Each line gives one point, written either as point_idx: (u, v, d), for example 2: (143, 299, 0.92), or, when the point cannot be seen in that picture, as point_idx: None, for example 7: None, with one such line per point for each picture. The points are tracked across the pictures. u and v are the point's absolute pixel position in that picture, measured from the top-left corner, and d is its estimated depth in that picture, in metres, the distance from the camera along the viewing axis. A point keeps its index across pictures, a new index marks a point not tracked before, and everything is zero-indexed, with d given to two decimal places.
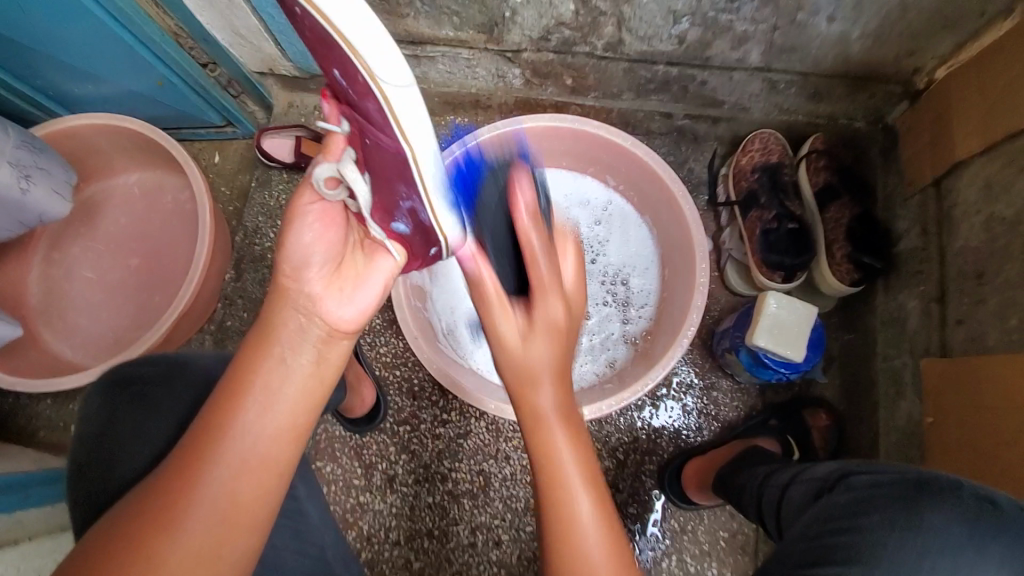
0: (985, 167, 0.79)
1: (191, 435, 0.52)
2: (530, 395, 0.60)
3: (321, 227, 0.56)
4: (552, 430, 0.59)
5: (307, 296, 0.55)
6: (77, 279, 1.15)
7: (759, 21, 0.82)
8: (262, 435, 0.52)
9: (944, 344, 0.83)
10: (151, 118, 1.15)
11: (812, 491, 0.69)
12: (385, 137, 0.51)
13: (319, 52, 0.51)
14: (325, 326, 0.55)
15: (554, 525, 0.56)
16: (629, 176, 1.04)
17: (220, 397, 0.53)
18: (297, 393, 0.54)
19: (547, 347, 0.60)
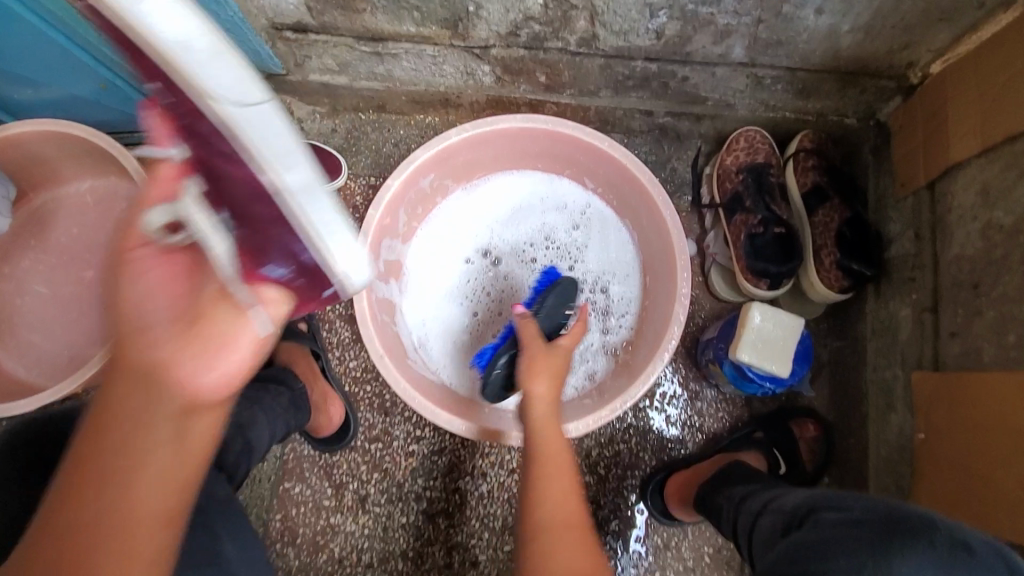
0: (982, 171, 0.74)
1: (39, 531, 0.45)
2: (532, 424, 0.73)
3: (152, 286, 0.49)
4: (542, 434, 0.72)
5: (145, 358, 0.47)
6: (28, 294, 1.09)
7: (741, 14, 0.76)
8: (135, 523, 0.46)
9: (938, 357, 0.79)
10: (101, 123, 1.08)
11: (780, 525, 0.64)
12: (227, 167, 0.43)
13: (133, 57, 0.44)
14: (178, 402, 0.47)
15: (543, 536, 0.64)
16: (607, 178, 0.98)
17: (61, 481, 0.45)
18: (161, 468, 0.47)
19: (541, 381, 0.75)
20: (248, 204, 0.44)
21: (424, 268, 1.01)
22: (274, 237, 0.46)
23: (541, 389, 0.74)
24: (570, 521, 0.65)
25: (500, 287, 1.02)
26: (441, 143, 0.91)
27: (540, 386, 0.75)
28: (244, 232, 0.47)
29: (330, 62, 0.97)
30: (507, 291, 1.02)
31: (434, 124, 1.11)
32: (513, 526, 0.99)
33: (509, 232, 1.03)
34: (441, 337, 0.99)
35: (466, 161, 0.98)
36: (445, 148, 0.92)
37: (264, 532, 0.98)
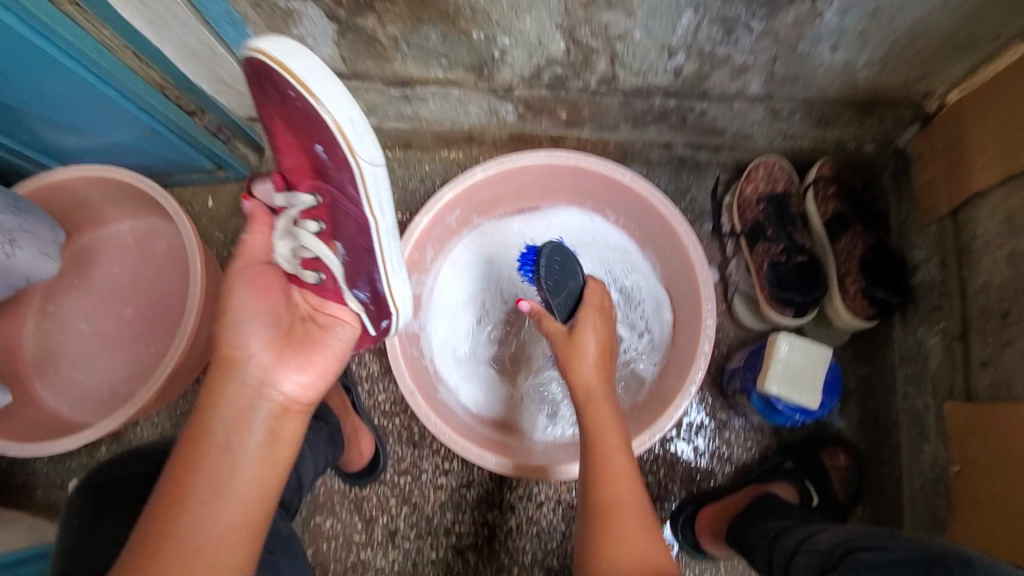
0: (1006, 199, 0.74)
1: (143, 531, 0.55)
2: (592, 408, 0.76)
3: (256, 317, 0.64)
4: (608, 428, 0.75)
5: (258, 375, 0.62)
6: (71, 331, 1.14)
7: (758, 53, 0.79)
8: (218, 526, 0.57)
9: (969, 386, 0.78)
10: (141, 166, 1.13)
11: (815, 563, 0.62)
12: (349, 206, 0.66)
13: (301, 131, 0.64)
14: (280, 400, 0.63)
15: (599, 516, 0.70)
16: (629, 211, 1.00)
17: (178, 459, 0.58)
18: (242, 488, 0.59)
19: (593, 369, 0.78)
20: (357, 234, 0.68)
21: (451, 299, 1.03)
22: (364, 265, 0.69)
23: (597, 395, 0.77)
24: (620, 501, 0.71)
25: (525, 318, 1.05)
26: (467, 181, 0.94)
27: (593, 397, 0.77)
28: (347, 260, 0.68)
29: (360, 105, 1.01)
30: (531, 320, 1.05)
31: (458, 160, 1.15)
32: (542, 560, 0.99)
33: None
34: (468, 364, 1.03)
35: (490, 196, 1.01)
36: (471, 185, 0.95)
37: None
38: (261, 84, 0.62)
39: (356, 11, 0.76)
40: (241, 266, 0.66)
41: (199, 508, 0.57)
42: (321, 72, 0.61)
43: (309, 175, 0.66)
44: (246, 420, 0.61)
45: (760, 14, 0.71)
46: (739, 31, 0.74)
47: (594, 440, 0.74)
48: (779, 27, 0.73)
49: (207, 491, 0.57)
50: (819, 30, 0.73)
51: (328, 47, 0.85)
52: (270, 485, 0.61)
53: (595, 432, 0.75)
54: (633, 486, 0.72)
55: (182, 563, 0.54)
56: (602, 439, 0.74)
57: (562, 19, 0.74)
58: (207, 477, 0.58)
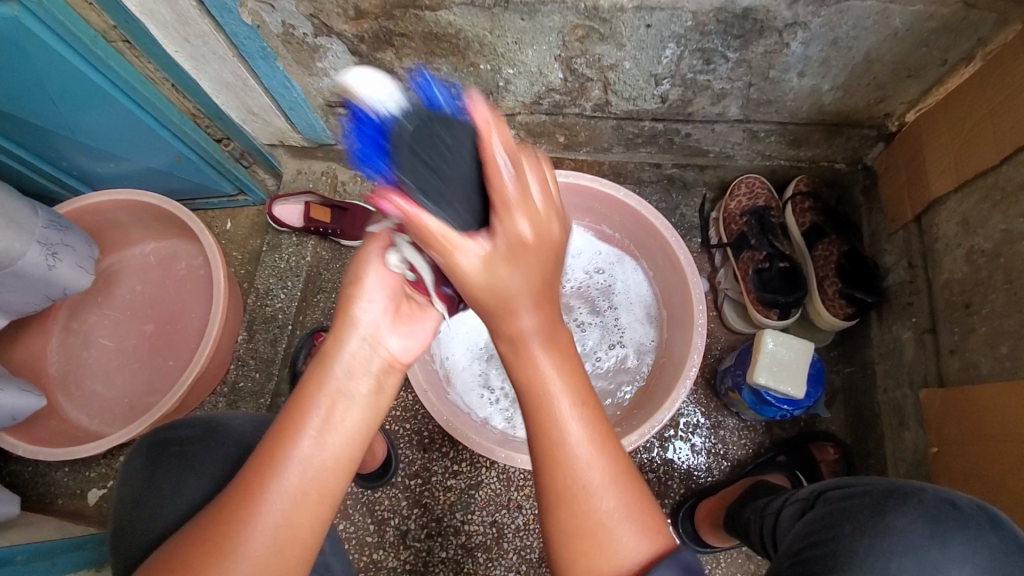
0: (962, 204, 0.83)
1: (250, 469, 0.56)
2: (524, 361, 0.57)
3: (380, 282, 0.61)
4: (552, 419, 0.56)
5: (373, 326, 0.60)
6: (94, 346, 1.19)
7: (734, 79, 0.88)
8: (318, 469, 0.56)
9: (941, 374, 0.85)
10: (167, 191, 1.21)
11: (797, 512, 0.70)
12: None
13: (364, 130, 0.58)
14: (392, 353, 0.61)
15: (565, 504, 0.55)
16: (624, 226, 1.08)
17: (297, 393, 0.58)
18: (355, 427, 0.58)
19: (533, 311, 0.56)
20: None
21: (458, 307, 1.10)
22: (441, 255, 0.60)
23: (518, 302, 0.54)
24: (588, 499, 0.55)
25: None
26: None
27: (521, 301, 0.54)
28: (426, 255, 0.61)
29: None
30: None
31: None
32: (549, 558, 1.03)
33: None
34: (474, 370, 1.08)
35: None
36: None
37: None
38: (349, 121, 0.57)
39: (376, 45, 0.85)
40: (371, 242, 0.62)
41: (309, 442, 0.56)
42: (388, 88, 0.52)
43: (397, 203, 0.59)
44: (362, 366, 0.59)
45: (733, 45, 0.81)
46: (717, 60, 0.84)
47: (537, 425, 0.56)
48: (752, 56, 0.83)
49: (320, 428, 0.56)
50: (786, 58, 0.83)
51: None
52: (377, 431, 0.60)
53: (530, 388, 0.57)
54: (610, 491, 0.55)
55: (294, 491, 0.55)
56: (546, 432, 0.56)
57: (560, 50, 0.84)
58: (321, 414, 0.57)
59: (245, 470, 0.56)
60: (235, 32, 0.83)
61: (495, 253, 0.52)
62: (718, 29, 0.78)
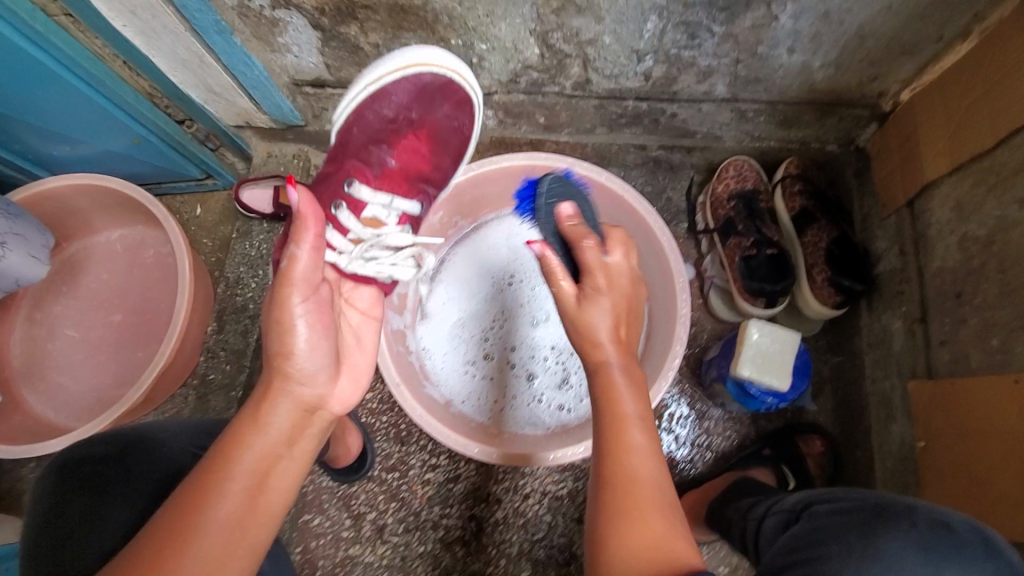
0: (955, 188, 0.79)
1: (173, 505, 0.52)
2: (606, 377, 0.63)
3: (313, 330, 0.59)
4: (616, 375, 0.62)
5: (304, 382, 0.59)
6: (59, 338, 1.14)
7: (721, 56, 0.83)
8: (244, 512, 0.53)
9: (930, 366, 0.82)
10: (131, 175, 1.15)
11: (781, 523, 0.67)
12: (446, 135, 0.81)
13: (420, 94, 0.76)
14: (330, 411, 0.62)
15: (624, 496, 0.55)
16: (607, 211, 1.03)
17: (215, 452, 0.54)
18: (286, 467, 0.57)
19: (606, 319, 0.64)
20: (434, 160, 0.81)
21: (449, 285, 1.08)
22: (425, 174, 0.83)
23: (601, 331, 0.64)
24: (642, 479, 0.57)
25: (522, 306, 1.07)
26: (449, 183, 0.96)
27: (603, 330, 0.64)
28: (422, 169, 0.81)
29: None
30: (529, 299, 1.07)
31: None
32: (529, 552, 1.01)
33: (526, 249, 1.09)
34: (454, 347, 1.06)
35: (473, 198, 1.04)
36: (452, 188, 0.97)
37: None
38: (424, 93, 0.76)
39: (338, 19, 0.80)
40: (293, 286, 0.57)
41: (242, 491, 0.53)
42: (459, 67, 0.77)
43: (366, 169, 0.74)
44: (301, 430, 0.58)
45: (718, 19, 0.76)
46: (701, 35, 0.79)
47: (604, 394, 0.62)
48: (738, 31, 0.78)
49: (251, 487, 0.54)
50: (774, 33, 0.78)
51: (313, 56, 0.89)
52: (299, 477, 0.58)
53: (604, 390, 0.62)
54: (653, 461, 0.58)
55: (212, 538, 0.50)
56: (612, 410, 0.61)
57: (535, 24, 0.79)
58: (250, 478, 0.54)
59: (155, 528, 0.50)
60: (186, 6, 0.77)
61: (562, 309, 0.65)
62: (702, 1, 0.73)
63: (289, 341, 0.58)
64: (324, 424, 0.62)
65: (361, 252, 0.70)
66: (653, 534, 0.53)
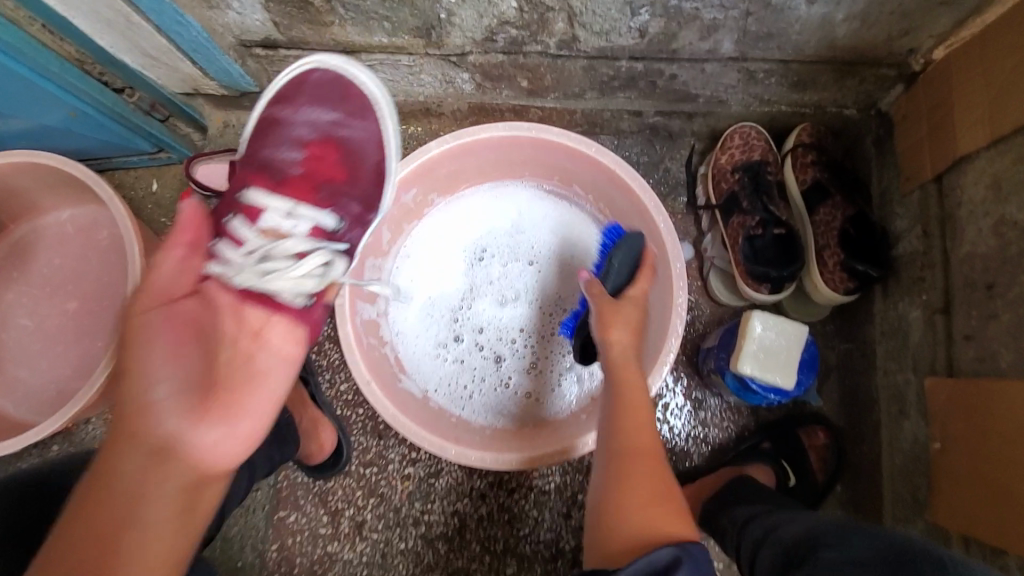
0: (993, 163, 0.69)
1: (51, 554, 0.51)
2: (616, 352, 0.77)
3: (171, 355, 0.58)
4: (634, 366, 0.76)
5: (166, 425, 0.56)
6: (12, 327, 1.07)
7: (728, 8, 0.72)
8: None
9: (951, 361, 0.74)
10: (75, 149, 1.05)
11: (781, 552, 0.61)
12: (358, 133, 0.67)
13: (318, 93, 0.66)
14: (195, 466, 0.56)
15: (625, 459, 0.69)
16: (597, 186, 0.93)
17: (60, 545, 0.51)
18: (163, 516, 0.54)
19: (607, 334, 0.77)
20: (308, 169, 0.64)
21: (418, 262, 0.99)
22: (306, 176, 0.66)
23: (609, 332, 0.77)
24: (650, 449, 0.70)
25: (496, 282, 1.00)
26: (421, 157, 0.86)
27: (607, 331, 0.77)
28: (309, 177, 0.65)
29: None
30: (501, 275, 1.00)
31: (417, 134, 1.08)
32: (515, 548, 0.96)
33: (500, 222, 1.00)
34: (427, 333, 0.98)
35: (450, 173, 0.94)
36: (426, 162, 0.87)
37: (259, 564, 0.96)
38: (320, 91, 0.67)
39: None
40: (146, 300, 0.59)
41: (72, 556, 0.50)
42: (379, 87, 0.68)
43: (266, 174, 0.64)
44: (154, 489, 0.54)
45: None
46: None
47: (620, 378, 0.75)
48: None
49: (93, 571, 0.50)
50: None
51: (257, 13, 0.77)
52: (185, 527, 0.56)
53: (621, 372, 0.75)
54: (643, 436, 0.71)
55: None
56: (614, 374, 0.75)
57: None
58: (85, 560, 0.51)
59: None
60: None
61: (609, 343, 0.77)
62: None
63: (138, 388, 0.56)
64: (212, 463, 0.58)
65: (253, 263, 0.61)
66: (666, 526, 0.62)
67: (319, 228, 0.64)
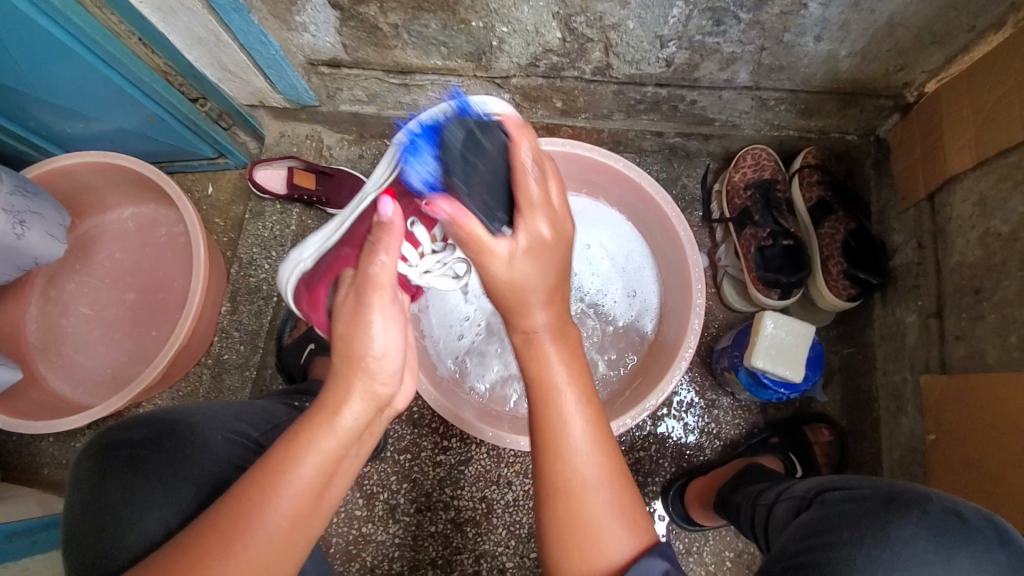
0: (980, 182, 0.79)
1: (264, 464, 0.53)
2: (536, 355, 0.60)
3: (390, 328, 0.54)
4: (547, 349, 0.59)
5: (376, 376, 0.54)
6: (74, 315, 1.15)
7: (746, 43, 0.82)
8: (303, 510, 0.53)
9: (944, 360, 0.82)
10: (143, 153, 1.15)
11: (791, 510, 0.69)
12: None
13: None
14: (394, 409, 0.59)
15: (551, 455, 0.57)
16: (622, 197, 1.03)
17: (285, 444, 0.53)
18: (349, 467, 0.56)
19: (546, 307, 0.59)
20: None
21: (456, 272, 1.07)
22: None
23: (535, 295, 0.58)
24: (586, 481, 0.57)
25: None
26: None
27: (538, 295, 0.58)
28: None
29: (359, 93, 1.03)
30: None
31: None
32: (538, 534, 1.03)
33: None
34: (457, 326, 1.06)
35: None
36: None
37: None
38: None
39: None
40: (376, 292, 0.54)
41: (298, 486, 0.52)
42: None
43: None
44: (370, 424, 0.56)
45: (747, 5, 0.74)
46: (728, 21, 0.78)
47: (541, 408, 0.58)
48: (766, 17, 0.76)
49: (312, 486, 0.53)
50: (803, 21, 0.76)
51: (330, 35, 0.88)
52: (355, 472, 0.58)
53: (538, 379, 0.59)
54: (592, 454, 0.57)
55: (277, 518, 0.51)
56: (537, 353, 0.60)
57: (558, 7, 0.77)
58: (316, 475, 0.53)
59: (243, 492, 0.52)
60: None
61: (516, 246, 0.57)
62: None
63: (362, 340, 0.53)
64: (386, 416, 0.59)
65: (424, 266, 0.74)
66: (601, 546, 0.55)
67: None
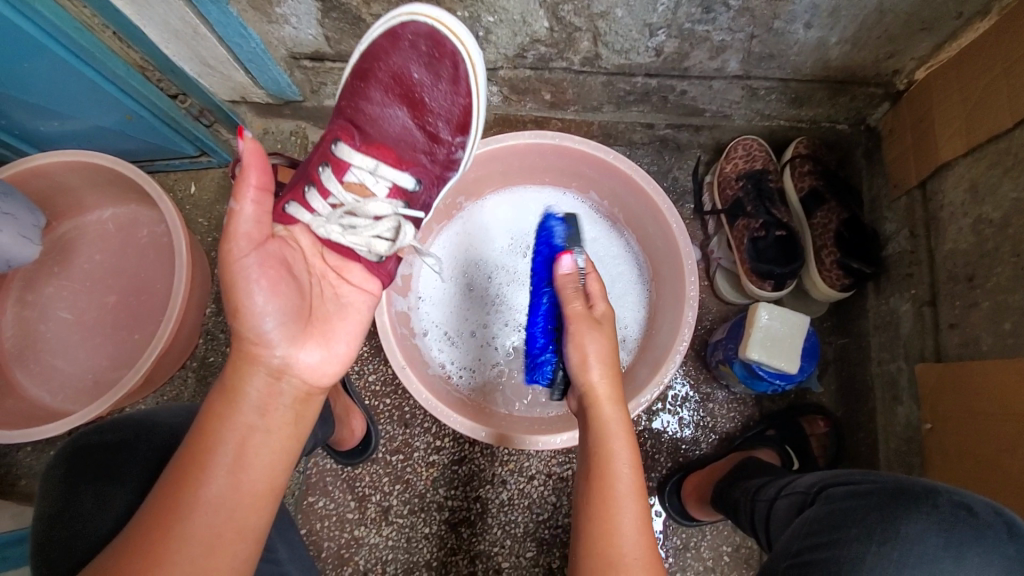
0: (971, 169, 0.78)
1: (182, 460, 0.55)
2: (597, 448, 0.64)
3: (269, 288, 0.58)
4: (614, 433, 0.65)
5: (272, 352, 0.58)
6: (52, 320, 1.12)
7: (735, 31, 0.81)
8: (232, 496, 0.55)
9: (939, 348, 0.82)
10: (122, 152, 1.12)
11: (794, 506, 0.68)
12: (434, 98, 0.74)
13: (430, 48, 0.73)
14: (303, 381, 0.60)
15: (601, 490, 0.62)
16: (613, 190, 1.01)
17: (198, 434, 0.56)
18: (268, 450, 0.58)
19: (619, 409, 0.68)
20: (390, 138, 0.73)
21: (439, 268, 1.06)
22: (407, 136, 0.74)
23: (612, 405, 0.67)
24: (622, 526, 0.60)
25: (499, 277, 1.06)
26: None
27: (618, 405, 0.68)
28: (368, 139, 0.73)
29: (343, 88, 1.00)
30: (510, 271, 1.06)
31: None
32: (534, 532, 1.01)
33: (532, 221, 1.07)
34: (442, 321, 1.05)
35: (477, 176, 1.00)
36: None
37: None
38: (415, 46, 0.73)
39: None
40: (236, 241, 0.56)
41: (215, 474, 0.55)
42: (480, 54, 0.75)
43: (351, 131, 0.73)
44: (274, 402, 0.59)
45: None
46: (717, 9, 0.76)
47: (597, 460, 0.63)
48: (755, 4, 0.75)
49: (229, 471, 0.55)
50: (792, 8, 0.75)
51: (312, 28, 0.86)
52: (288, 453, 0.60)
53: (597, 463, 0.63)
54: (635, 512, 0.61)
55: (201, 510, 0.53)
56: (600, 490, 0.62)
57: None
58: (231, 459, 0.55)
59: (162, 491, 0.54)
60: None
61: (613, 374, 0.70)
62: None
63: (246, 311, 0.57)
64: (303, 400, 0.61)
65: (337, 216, 0.67)
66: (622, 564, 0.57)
67: (399, 185, 0.74)
